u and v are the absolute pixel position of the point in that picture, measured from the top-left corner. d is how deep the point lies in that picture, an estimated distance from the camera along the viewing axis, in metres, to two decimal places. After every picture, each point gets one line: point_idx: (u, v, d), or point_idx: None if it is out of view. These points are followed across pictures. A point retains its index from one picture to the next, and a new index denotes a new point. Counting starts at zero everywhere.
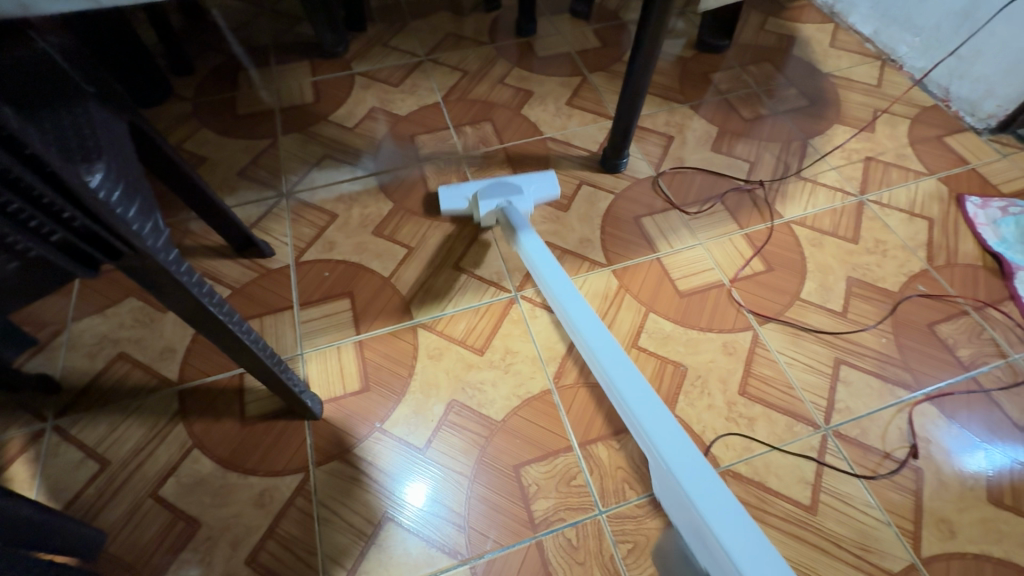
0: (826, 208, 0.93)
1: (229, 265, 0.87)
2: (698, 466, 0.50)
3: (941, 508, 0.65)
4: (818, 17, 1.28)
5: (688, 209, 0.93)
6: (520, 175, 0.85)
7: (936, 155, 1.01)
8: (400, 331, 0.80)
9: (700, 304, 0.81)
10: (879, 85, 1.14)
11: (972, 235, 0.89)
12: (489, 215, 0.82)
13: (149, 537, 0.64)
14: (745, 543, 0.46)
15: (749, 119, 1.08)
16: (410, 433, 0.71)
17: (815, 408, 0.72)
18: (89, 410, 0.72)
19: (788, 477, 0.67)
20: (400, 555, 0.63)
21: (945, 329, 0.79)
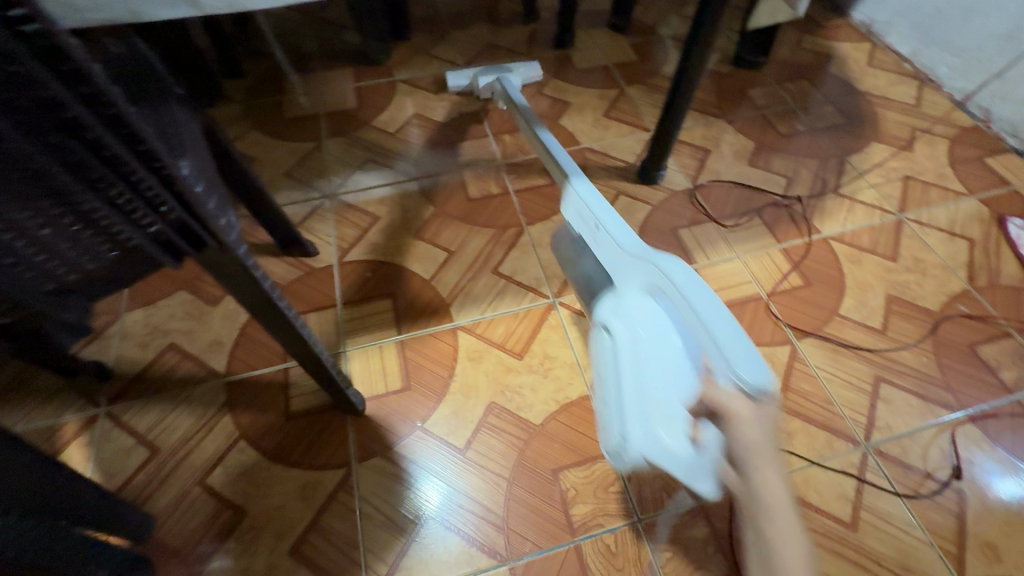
0: (865, 226, 0.93)
1: (275, 263, 0.89)
2: (727, 317, 0.50)
3: (985, 532, 0.65)
4: (855, 36, 1.29)
5: (726, 222, 0.94)
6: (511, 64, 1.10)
7: (977, 176, 1.01)
8: (440, 332, 0.81)
9: (738, 316, 0.82)
10: (918, 105, 1.14)
11: (1014, 257, 0.89)
12: (486, 87, 1.04)
13: (196, 524, 0.66)
14: (720, 330, 0.49)
15: (785, 134, 1.08)
16: (449, 433, 0.72)
17: (855, 425, 0.72)
18: (140, 398, 0.75)
19: (827, 493, 0.67)
20: (439, 551, 0.64)
21: (987, 350, 0.79)
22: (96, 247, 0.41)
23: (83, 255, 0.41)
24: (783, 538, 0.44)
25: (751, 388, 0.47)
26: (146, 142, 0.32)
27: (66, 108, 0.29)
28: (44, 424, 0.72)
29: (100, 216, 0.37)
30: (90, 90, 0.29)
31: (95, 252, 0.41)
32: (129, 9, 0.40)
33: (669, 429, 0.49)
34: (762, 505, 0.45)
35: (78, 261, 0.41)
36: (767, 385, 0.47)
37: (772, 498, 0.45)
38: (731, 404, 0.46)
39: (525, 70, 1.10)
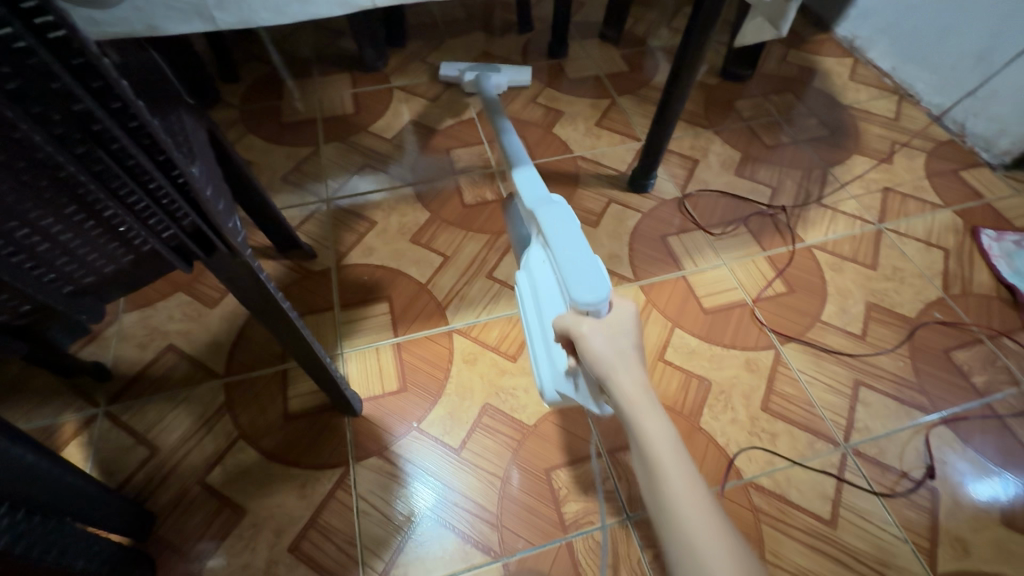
0: (846, 235, 0.97)
1: (273, 266, 0.90)
2: (580, 244, 0.52)
3: (956, 528, 0.68)
4: (838, 51, 1.33)
5: (713, 230, 0.97)
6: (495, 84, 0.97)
7: (952, 189, 1.05)
8: (436, 335, 0.83)
9: (724, 322, 0.85)
10: (897, 119, 1.18)
11: (987, 267, 0.93)
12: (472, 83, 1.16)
13: (195, 522, 0.67)
14: (571, 256, 0.51)
15: (771, 146, 1.12)
16: (444, 433, 0.74)
17: (835, 427, 0.75)
18: (139, 397, 0.76)
19: (808, 491, 0.70)
20: (435, 548, 0.66)
21: (960, 355, 0.82)
22: (111, 252, 0.42)
23: (100, 260, 0.42)
24: (685, 483, 0.37)
25: (591, 311, 0.47)
26: (167, 152, 0.34)
27: (96, 121, 0.31)
28: (42, 423, 0.73)
29: (116, 222, 0.39)
30: (119, 104, 0.31)
31: (111, 256, 0.43)
32: (145, 23, 0.41)
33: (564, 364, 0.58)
34: (661, 454, 0.38)
35: (94, 264, 0.43)
36: (605, 309, 0.48)
37: (665, 444, 0.39)
38: (576, 328, 0.48)
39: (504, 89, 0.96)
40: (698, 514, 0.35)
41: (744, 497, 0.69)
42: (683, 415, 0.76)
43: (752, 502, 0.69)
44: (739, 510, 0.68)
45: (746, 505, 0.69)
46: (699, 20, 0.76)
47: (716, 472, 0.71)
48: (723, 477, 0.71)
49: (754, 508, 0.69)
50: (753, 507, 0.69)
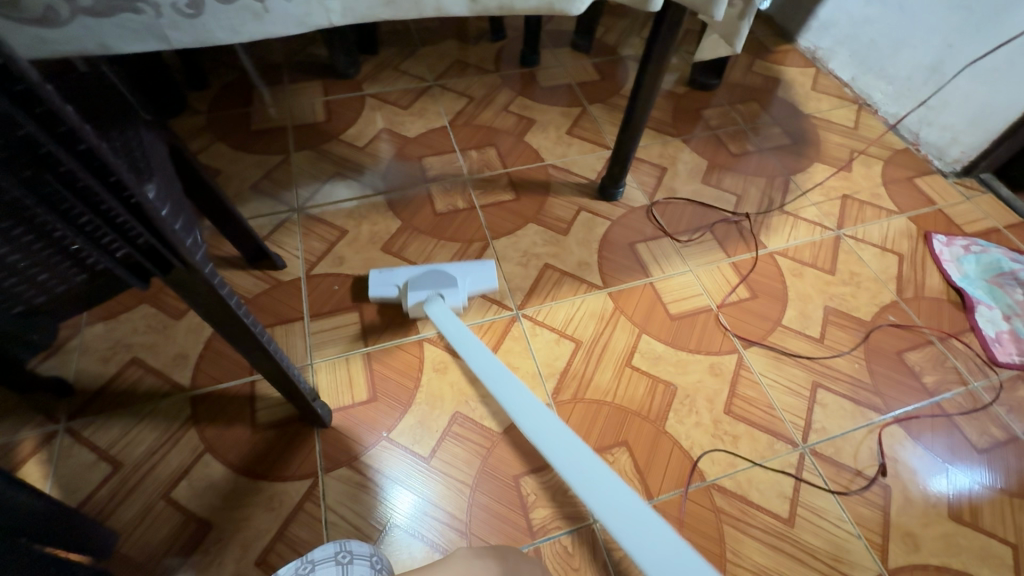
0: (806, 241, 1.00)
1: (242, 276, 0.90)
2: None
3: (906, 523, 0.71)
4: (801, 61, 1.38)
5: (680, 237, 1.00)
6: (458, 268, 0.86)
7: (907, 196, 1.09)
8: (406, 345, 0.83)
9: (689, 327, 0.87)
10: (856, 128, 1.23)
11: (938, 271, 0.97)
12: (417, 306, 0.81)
13: (160, 538, 0.66)
14: None
15: (736, 154, 1.15)
16: (415, 442, 0.75)
17: (794, 427, 0.78)
18: (102, 412, 0.74)
19: (768, 491, 0.72)
20: (405, 558, 0.67)
21: (912, 356, 0.86)
22: (65, 271, 0.42)
23: (52, 276, 0.42)
24: None
25: None
26: (118, 174, 0.34)
27: (41, 144, 0.31)
28: None
29: (69, 242, 0.39)
30: (66, 129, 0.31)
31: (66, 275, 0.42)
32: (98, 43, 0.41)
33: None
34: None
35: (46, 282, 0.42)
36: None
37: None
38: None
39: (477, 276, 0.86)
40: None
41: (706, 498, 0.71)
42: (649, 420, 0.77)
43: (714, 502, 0.71)
44: (702, 510, 0.70)
45: (708, 506, 0.71)
46: (661, 33, 0.78)
47: (679, 474, 0.73)
48: (686, 479, 0.73)
49: (715, 509, 0.71)
50: (715, 507, 0.71)
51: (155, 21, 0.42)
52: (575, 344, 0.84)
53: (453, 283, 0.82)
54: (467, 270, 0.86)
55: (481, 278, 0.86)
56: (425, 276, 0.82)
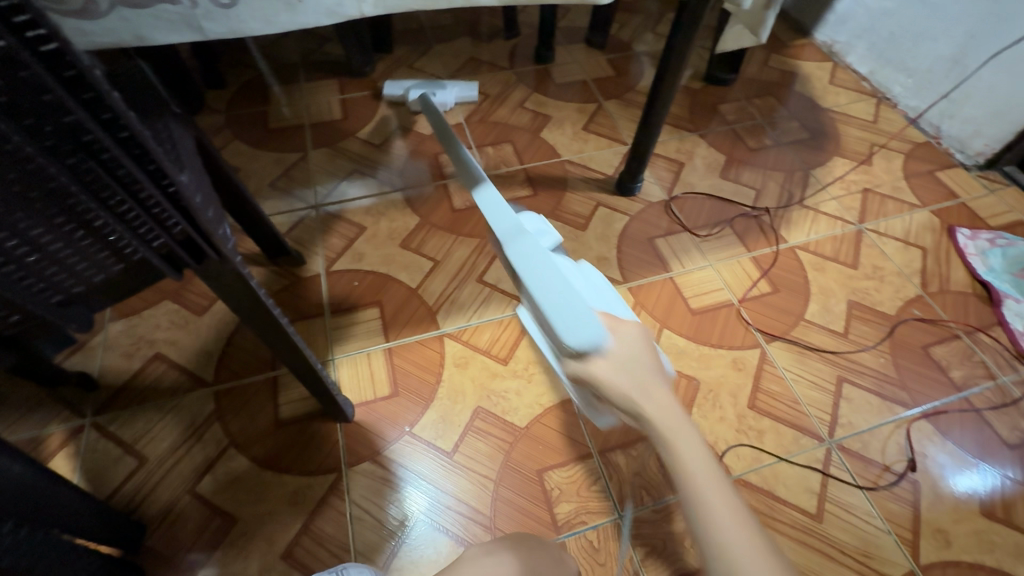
0: (828, 235, 0.99)
1: (262, 272, 0.90)
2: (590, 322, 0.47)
3: (937, 519, 0.70)
4: (817, 56, 1.36)
5: (699, 232, 0.99)
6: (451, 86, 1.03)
7: (929, 189, 1.08)
8: (427, 340, 0.83)
9: (711, 321, 0.86)
10: (875, 121, 1.21)
11: (963, 264, 0.95)
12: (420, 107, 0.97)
13: (187, 532, 0.67)
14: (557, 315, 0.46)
15: (754, 148, 1.14)
16: (437, 437, 0.74)
17: (820, 423, 0.77)
18: (127, 406, 0.75)
19: (795, 487, 0.71)
20: (429, 553, 0.66)
21: (938, 351, 0.85)
22: (101, 262, 0.43)
23: (89, 266, 0.42)
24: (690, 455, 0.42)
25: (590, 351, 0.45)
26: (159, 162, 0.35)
27: (88, 131, 0.32)
28: (26, 435, 0.72)
29: (106, 231, 0.39)
30: (111, 115, 0.32)
31: (102, 266, 0.43)
32: (134, 34, 0.42)
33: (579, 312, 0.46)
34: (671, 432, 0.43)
35: (82, 273, 0.43)
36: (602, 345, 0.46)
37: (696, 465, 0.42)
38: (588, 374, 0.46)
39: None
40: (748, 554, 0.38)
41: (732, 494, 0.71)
42: None
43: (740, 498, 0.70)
44: None
45: None
46: (682, 26, 0.77)
47: None
48: None
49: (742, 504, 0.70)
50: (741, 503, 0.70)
51: (190, 11, 0.42)
52: None
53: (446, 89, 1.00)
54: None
55: None
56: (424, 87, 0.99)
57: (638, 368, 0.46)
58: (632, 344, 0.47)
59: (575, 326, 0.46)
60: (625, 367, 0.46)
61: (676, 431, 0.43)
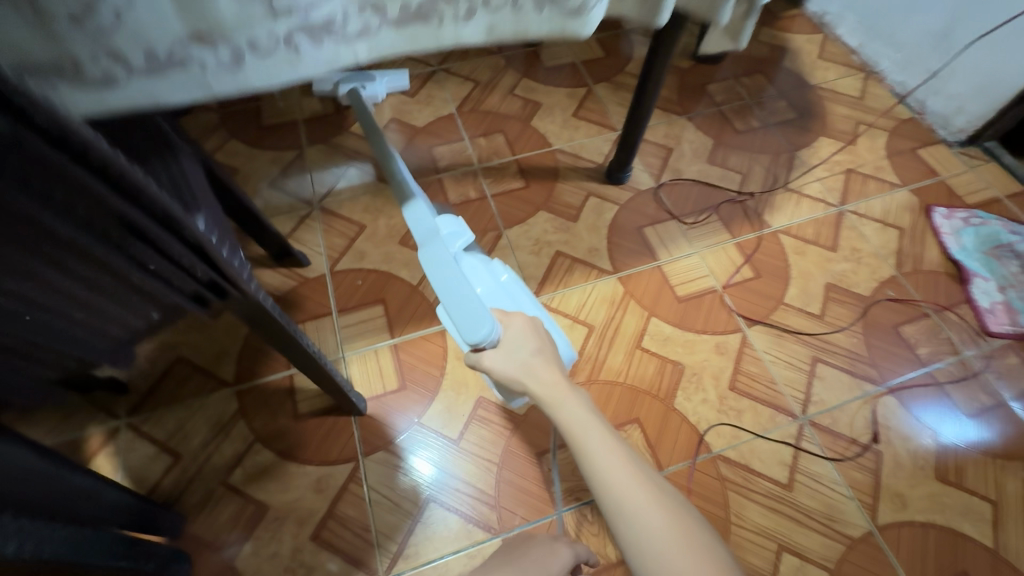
0: (810, 218, 1.03)
1: (270, 274, 0.95)
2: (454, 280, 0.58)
3: (895, 484, 0.77)
4: (808, 28, 1.36)
5: (685, 219, 1.03)
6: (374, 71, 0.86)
7: (910, 168, 1.11)
8: (430, 335, 0.89)
9: (696, 308, 0.92)
10: (862, 98, 1.23)
11: (937, 243, 1.00)
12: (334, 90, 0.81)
13: (224, 519, 0.74)
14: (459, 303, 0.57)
15: (742, 131, 1.17)
16: (444, 426, 0.81)
17: (794, 400, 0.84)
18: (157, 407, 0.81)
19: (769, 460, 0.79)
20: (441, 529, 0.74)
21: (908, 329, 0.90)
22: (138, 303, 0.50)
23: (134, 318, 0.50)
24: (614, 465, 0.53)
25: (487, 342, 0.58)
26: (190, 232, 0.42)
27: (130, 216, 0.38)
28: (68, 437, 0.78)
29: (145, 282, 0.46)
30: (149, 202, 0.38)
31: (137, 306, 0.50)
32: (149, 95, 0.43)
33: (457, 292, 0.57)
34: (594, 444, 0.55)
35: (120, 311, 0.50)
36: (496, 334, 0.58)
37: (604, 449, 0.54)
38: (484, 358, 0.60)
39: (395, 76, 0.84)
40: (641, 503, 0.51)
41: (712, 468, 0.78)
42: (659, 398, 0.83)
43: (719, 472, 0.78)
44: (708, 479, 0.77)
45: (714, 476, 0.77)
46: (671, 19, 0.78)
47: (688, 448, 0.79)
48: (694, 452, 0.79)
49: (720, 477, 0.77)
50: (720, 476, 0.77)
51: (203, 75, 0.43)
52: (587, 328, 0.90)
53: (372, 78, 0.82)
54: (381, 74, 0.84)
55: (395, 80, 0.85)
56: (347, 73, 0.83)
57: (523, 354, 0.60)
58: (522, 334, 0.62)
59: (472, 322, 0.56)
60: (510, 354, 0.60)
61: (584, 432, 0.56)
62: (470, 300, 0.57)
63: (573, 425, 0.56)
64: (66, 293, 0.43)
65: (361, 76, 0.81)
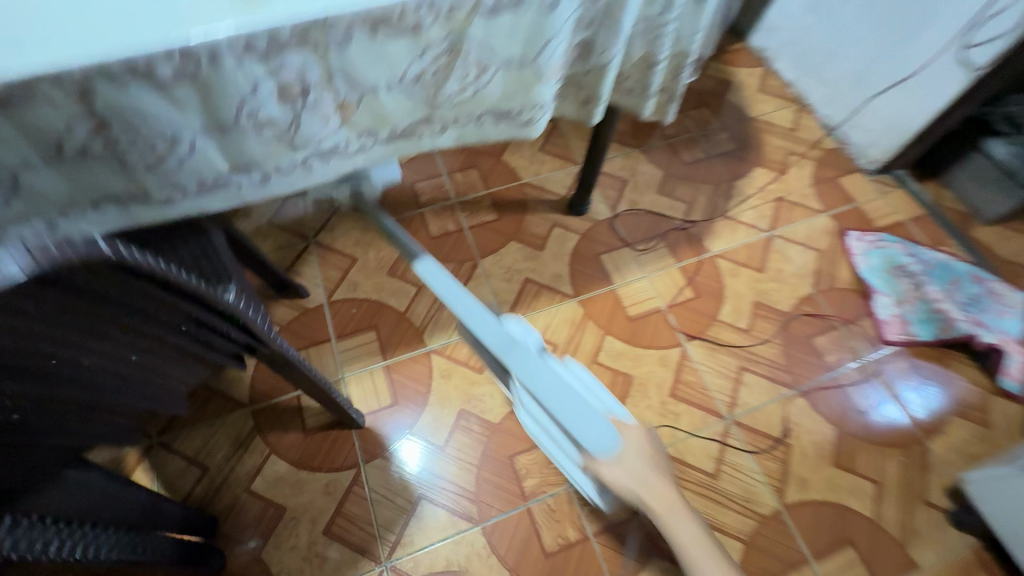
0: (743, 243, 1.20)
1: (274, 305, 1.08)
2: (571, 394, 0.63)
3: (801, 470, 0.95)
4: (751, 61, 1.51)
5: (637, 246, 1.18)
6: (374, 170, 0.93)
7: (831, 195, 1.28)
8: (417, 356, 1.04)
9: (644, 327, 1.08)
10: (794, 129, 1.39)
11: (849, 264, 1.17)
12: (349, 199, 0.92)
13: (250, 519, 0.89)
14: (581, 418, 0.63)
15: (689, 162, 1.32)
16: (432, 435, 0.97)
17: (723, 404, 1.01)
18: (184, 427, 0.95)
19: (700, 454, 0.96)
20: (432, 521, 0.90)
21: (819, 340, 1.08)
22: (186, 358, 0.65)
23: (188, 374, 0.65)
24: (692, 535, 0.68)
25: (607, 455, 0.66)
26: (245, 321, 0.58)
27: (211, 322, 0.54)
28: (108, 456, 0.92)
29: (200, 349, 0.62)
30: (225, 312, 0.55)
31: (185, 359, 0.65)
32: (197, 207, 0.56)
33: (586, 416, 0.64)
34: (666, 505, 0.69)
35: None
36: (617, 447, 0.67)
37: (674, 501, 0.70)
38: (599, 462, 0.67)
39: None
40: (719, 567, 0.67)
41: None
42: None
43: None
44: None
45: None
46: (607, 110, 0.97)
47: None
48: None
49: None
50: None
51: (239, 191, 0.57)
52: (552, 347, 1.05)
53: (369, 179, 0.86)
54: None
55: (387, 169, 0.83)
56: None
57: (640, 465, 0.69)
58: (633, 439, 0.71)
59: (597, 435, 0.64)
60: (629, 466, 0.68)
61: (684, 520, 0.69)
62: (592, 414, 0.64)
63: (691, 550, 0.67)
64: (151, 368, 0.57)
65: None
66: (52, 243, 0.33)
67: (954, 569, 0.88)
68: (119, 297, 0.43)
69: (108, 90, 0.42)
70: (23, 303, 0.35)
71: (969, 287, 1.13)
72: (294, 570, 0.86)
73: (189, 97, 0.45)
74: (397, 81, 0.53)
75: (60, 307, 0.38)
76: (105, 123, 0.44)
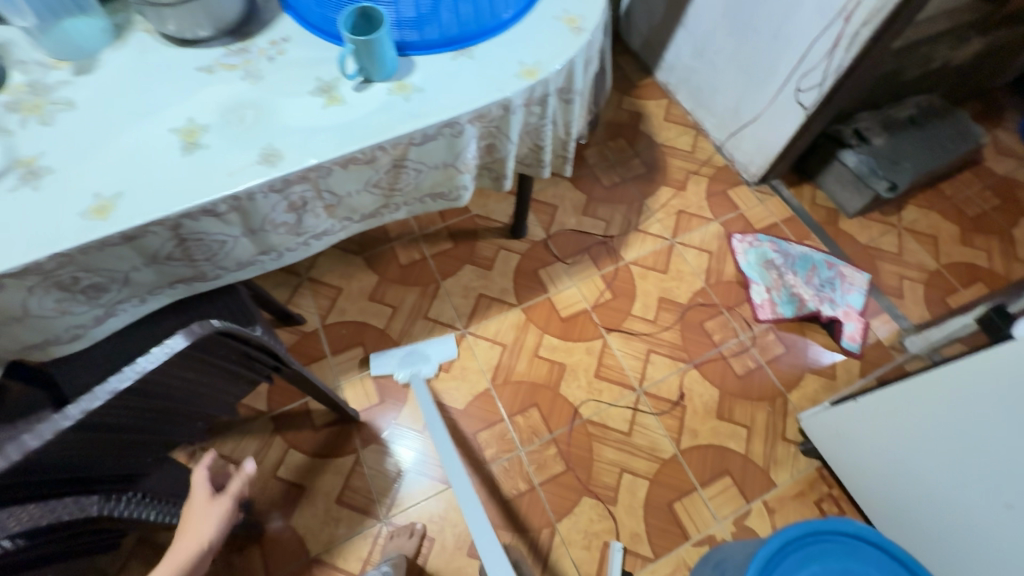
0: (651, 251, 1.51)
1: (279, 332, 1.35)
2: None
3: (693, 424, 1.27)
4: (658, 93, 1.81)
5: (567, 260, 1.48)
6: (428, 342, 1.35)
7: (721, 206, 1.60)
8: (397, 363, 1.32)
9: (573, 324, 1.38)
10: (693, 151, 1.70)
11: (733, 261, 1.49)
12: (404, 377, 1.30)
13: (278, 497, 1.17)
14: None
15: (607, 186, 1.62)
16: (412, 421, 1.26)
17: (635, 379, 1.32)
18: (218, 434, 1.22)
19: (617, 418, 1.27)
20: (416, 487, 1.19)
21: (708, 324, 1.40)
22: None
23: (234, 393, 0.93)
24: None
25: None
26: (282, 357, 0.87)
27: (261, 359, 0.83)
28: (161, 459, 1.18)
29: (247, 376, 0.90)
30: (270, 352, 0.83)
31: None
32: (234, 277, 0.84)
33: None
34: None
35: None
36: None
37: None
38: None
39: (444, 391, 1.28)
40: None
41: (582, 428, 1.26)
42: (550, 388, 1.30)
43: (587, 429, 1.26)
44: (580, 435, 1.25)
45: (583, 432, 1.25)
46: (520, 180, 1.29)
47: (567, 416, 1.27)
48: (572, 418, 1.27)
49: (587, 432, 1.25)
50: (587, 432, 1.26)
51: (263, 265, 0.85)
52: (502, 347, 1.35)
53: (423, 360, 1.32)
54: (435, 347, 1.34)
55: (444, 350, 1.34)
56: (409, 360, 1.32)
57: None
58: None
59: None
60: None
61: None
62: None
63: None
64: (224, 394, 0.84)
65: (419, 364, 1.31)
66: (196, 326, 0.62)
67: (802, 484, 1.21)
68: (220, 353, 0.71)
69: (189, 223, 0.70)
70: (181, 362, 0.63)
71: (824, 272, 1.47)
72: (316, 531, 1.14)
73: (235, 220, 0.74)
74: (363, 188, 0.82)
75: (196, 361, 0.67)
76: (184, 240, 0.72)
